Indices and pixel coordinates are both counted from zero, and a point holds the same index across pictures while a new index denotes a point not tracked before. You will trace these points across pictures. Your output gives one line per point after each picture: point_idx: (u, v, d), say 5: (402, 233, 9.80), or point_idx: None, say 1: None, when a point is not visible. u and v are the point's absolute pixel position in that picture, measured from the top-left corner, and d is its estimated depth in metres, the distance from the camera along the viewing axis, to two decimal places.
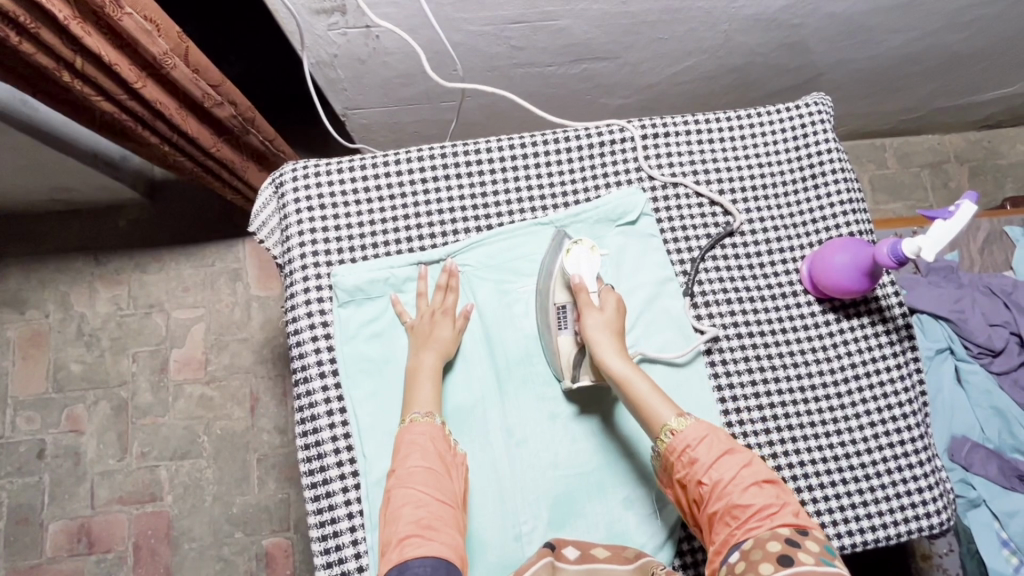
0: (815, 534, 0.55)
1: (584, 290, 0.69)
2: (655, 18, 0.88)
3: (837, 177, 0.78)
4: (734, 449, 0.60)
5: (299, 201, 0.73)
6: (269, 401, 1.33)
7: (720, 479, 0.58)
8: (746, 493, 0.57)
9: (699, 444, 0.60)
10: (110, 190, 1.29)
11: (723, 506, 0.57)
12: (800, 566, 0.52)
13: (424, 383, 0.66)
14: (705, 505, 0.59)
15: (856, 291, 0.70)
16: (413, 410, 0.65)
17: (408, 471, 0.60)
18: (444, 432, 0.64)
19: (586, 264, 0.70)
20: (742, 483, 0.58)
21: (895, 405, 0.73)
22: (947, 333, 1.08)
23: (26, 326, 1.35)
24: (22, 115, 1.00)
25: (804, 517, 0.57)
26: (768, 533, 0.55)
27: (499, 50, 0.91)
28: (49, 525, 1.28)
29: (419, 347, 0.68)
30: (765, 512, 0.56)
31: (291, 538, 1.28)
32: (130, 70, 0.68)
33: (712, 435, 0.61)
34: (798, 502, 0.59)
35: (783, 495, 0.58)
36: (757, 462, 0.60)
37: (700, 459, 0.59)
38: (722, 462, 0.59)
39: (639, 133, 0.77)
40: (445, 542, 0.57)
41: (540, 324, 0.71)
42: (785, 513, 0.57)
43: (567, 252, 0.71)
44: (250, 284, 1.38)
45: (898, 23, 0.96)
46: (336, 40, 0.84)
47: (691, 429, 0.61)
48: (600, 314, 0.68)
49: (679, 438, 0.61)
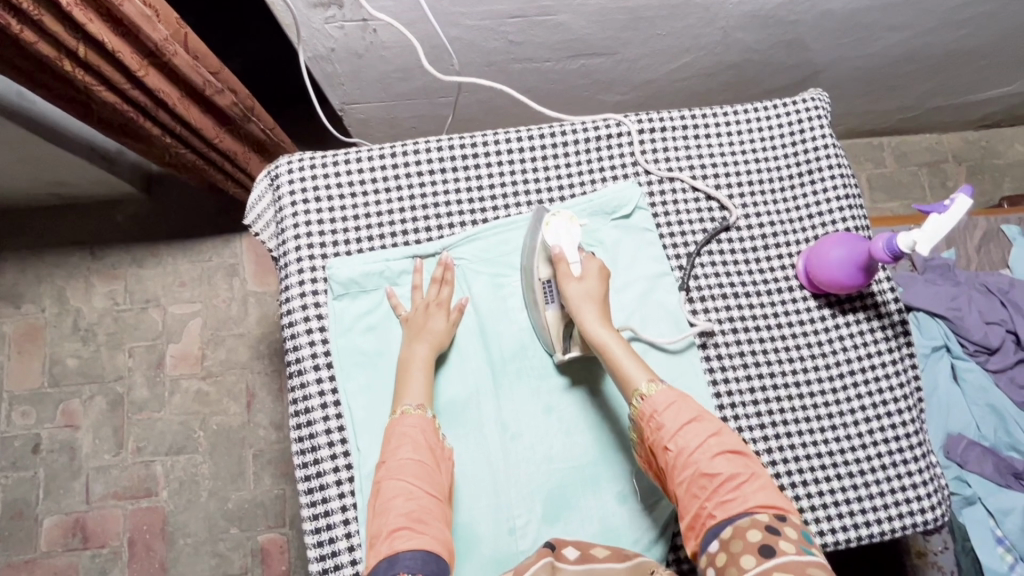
0: (792, 518, 0.55)
1: (564, 261, 0.67)
2: (652, 14, 0.88)
3: (834, 173, 0.78)
4: (703, 417, 0.60)
5: (295, 193, 0.73)
6: (265, 397, 1.33)
7: (687, 446, 0.59)
8: (712, 462, 0.58)
9: (667, 410, 0.60)
10: (108, 184, 1.29)
11: (690, 474, 0.58)
12: (780, 557, 0.51)
13: (415, 374, 0.66)
14: (672, 473, 0.59)
15: (853, 286, 0.70)
16: (405, 402, 0.65)
17: (399, 464, 0.60)
18: (434, 424, 0.64)
19: (567, 234, 0.68)
20: (709, 451, 0.58)
21: (890, 401, 0.73)
22: (943, 331, 1.08)
23: (22, 320, 1.35)
24: (18, 107, 0.99)
25: (776, 494, 0.57)
26: (744, 516, 0.55)
27: (497, 46, 0.91)
28: (44, 520, 1.28)
29: (413, 337, 0.68)
30: (734, 485, 0.57)
31: (287, 535, 1.28)
32: (132, 58, 0.68)
33: (681, 402, 0.61)
34: (768, 475, 0.59)
35: (752, 466, 0.58)
36: (726, 432, 0.60)
37: (667, 425, 0.60)
38: (688, 429, 0.59)
39: (636, 128, 0.77)
40: (435, 536, 0.57)
41: (527, 293, 0.71)
42: (753, 486, 0.57)
43: (546, 224, 0.69)
44: (247, 279, 1.37)
45: (896, 21, 0.97)
46: (334, 34, 0.84)
47: (661, 395, 0.61)
48: (582, 284, 0.67)
49: (648, 404, 0.61)
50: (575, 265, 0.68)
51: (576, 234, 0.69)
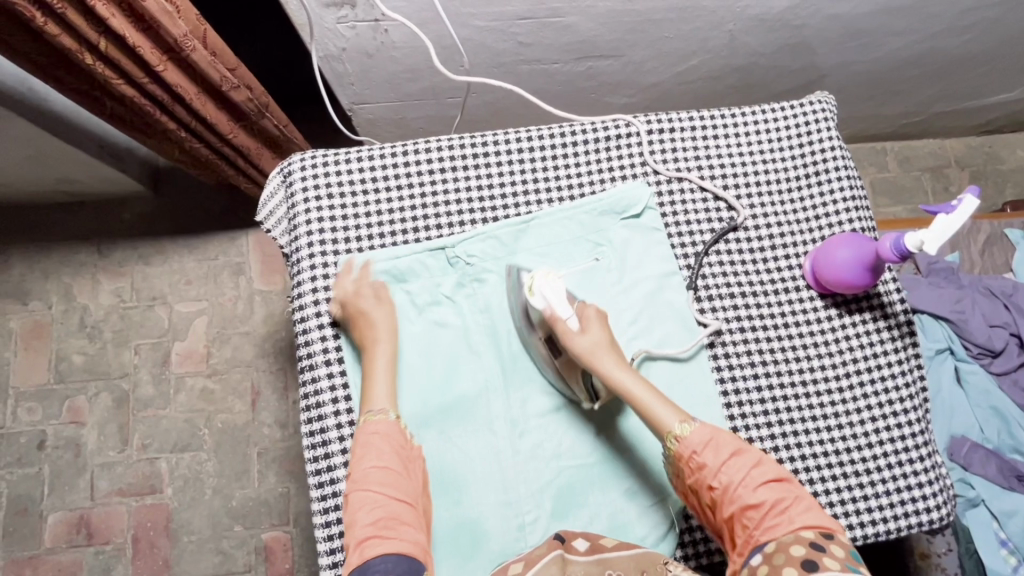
0: (839, 536, 0.55)
1: (559, 319, 0.66)
2: (660, 16, 0.89)
3: (840, 174, 0.78)
4: (742, 449, 0.61)
5: (307, 189, 0.74)
6: (270, 395, 1.33)
7: (731, 481, 0.59)
8: (757, 492, 0.58)
9: (706, 449, 0.60)
10: (116, 182, 1.30)
11: (737, 509, 0.58)
12: (825, 571, 0.51)
13: (380, 380, 0.66)
14: (720, 509, 0.59)
15: (859, 285, 0.71)
16: (369, 408, 0.65)
17: (364, 474, 0.60)
18: (398, 427, 0.64)
19: (550, 291, 0.67)
20: (752, 482, 0.58)
21: (896, 401, 0.74)
22: (947, 334, 1.09)
23: (29, 317, 1.35)
24: (30, 104, 1.00)
25: (823, 517, 0.57)
26: (791, 535, 0.55)
27: (506, 47, 0.92)
28: (48, 516, 1.28)
29: (369, 347, 0.68)
30: (779, 509, 0.57)
31: (291, 533, 1.28)
32: (152, 53, 0.69)
33: (718, 437, 0.61)
34: (812, 498, 0.59)
35: (795, 491, 0.58)
36: (766, 460, 0.60)
37: (709, 463, 0.60)
38: (730, 463, 0.59)
39: (644, 128, 0.78)
40: (406, 538, 0.57)
41: (535, 351, 0.70)
42: (799, 509, 0.57)
43: (530, 293, 0.68)
44: (253, 277, 1.38)
45: (900, 26, 0.98)
46: (345, 34, 0.85)
47: (696, 434, 0.61)
48: (587, 334, 0.66)
49: (684, 444, 0.61)
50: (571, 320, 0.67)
51: (558, 286, 0.67)
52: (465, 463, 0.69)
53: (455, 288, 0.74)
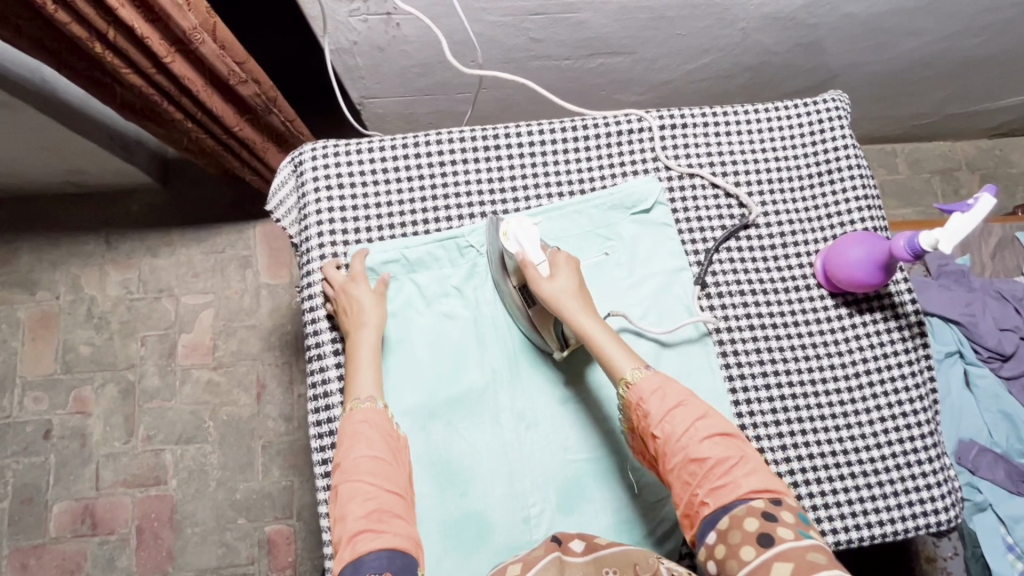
0: (787, 502, 0.55)
1: (530, 264, 0.66)
2: (673, 13, 0.88)
3: (853, 173, 0.78)
4: (689, 401, 0.60)
5: (318, 179, 0.74)
6: (275, 387, 1.33)
7: (674, 432, 0.58)
8: (701, 446, 0.57)
9: (654, 396, 0.60)
10: (124, 174, 1.30)
11: (680, 461, 0.58)
12: (780, 545, 0.50)
13: (363, 369, 0.66)
14: (664, 461, 0.59)
15: (871, 285, 0.70)
16: (355, 396, 0.64)
17: (353, 464, 0.60)
18: (385, 416, 0.63)
19: (524, 237, 0.67)
20: (696, 435, 0.58)
21: (905, 401, 0.73)
22: (957, 336, 1.08)
23: (37, 306, 1.36)
24: (41, 95, 1.01)
25: (772, 478, 0.57)
26: (739, 503, 0.54)
27: (517, 42, 0.91)
28: (53, 505, 1.29)
29: (353, 330, 0.67)
30: (724, 469, 0.56)
31: (294, 526, 1.28)
32: (160, 45, 0.69)
33: (667, 386, 0.61)
34: (759, 455, 0.58)
35: (741, 448, 0.58)
36: (714, 414, 0.60)
37: (653, 412, 0.60)
38: (675, 414, 0.59)
39: (657, 124, 0.78)
40: (398, 530, 0.57)
41: (507, 295, 0.71)
42: (743, 467, 0.56)
43: (504, 237, 0.68)
44: (259, 271, 1.38)
45: (914, 26, 0.97)
46: (357, 26, 0.85)
47: (646, 380, 0.61)
48: (554, 280, 0.66)
49: (634, 391, 0.61)
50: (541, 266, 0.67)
51: (534, 234, 0.68)
52: (472, 455, 0.69)
53: (464, 280, 0.73)
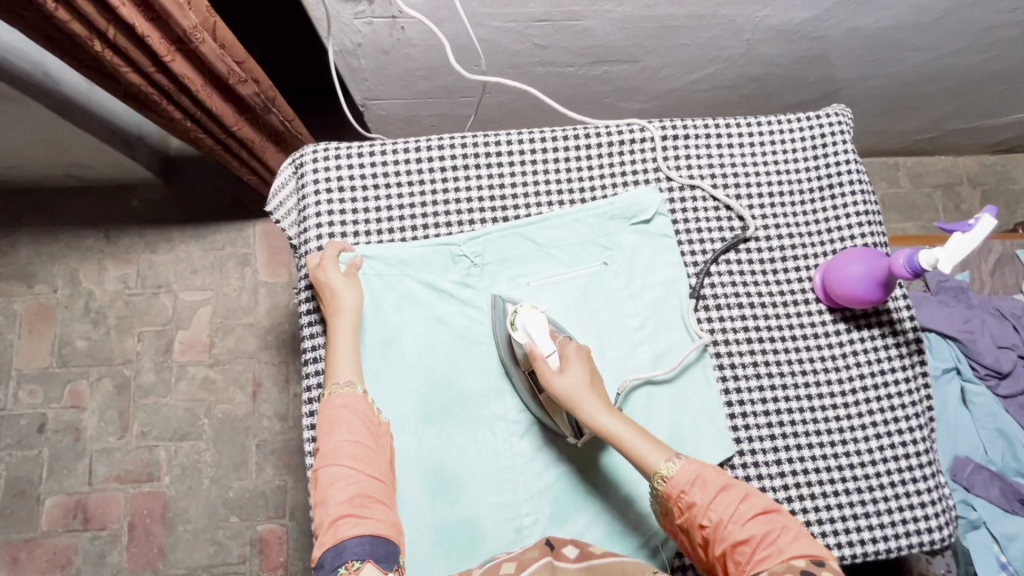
0: (832, 564, 0.53)
1: (540, 358, 0.64)
2: (679, 23, 0.88)
3: (855, 188, 0.78)
4: (729, 484, 0.59)
5: (318, 181, 0.74)
6: (271, 386, 1.33)
7: (721, 518, 0.57)
8: (747, 527, 0.56)
9: (694, 487, 0.58)
10: (126, 169, 1.30)
11: (728, 547, 0.56)
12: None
13: (343, 355, 0.65)
14: (713, 547, 0.57)
15: (870, 301, 0.70)
16: (334, 381, 0.64)
17: (334, 450, 0.59)
18: (365, 401, 0.63)
19: (533, 327, 0.65)
20: (741, 517, 0.56)
21: (902, 418, 0.73)
22: (954, 353, 1.08)
23: (34, 300, 1.35)
24: (43, 89, 1.01)
25: (814, 544, 0.55)
26: (782, 565, 0.53)
27: (522, 48, 0.91)
28: (46, 499, 1.28)
29: (332, 317, 0.68)
30: (770, 540, 0.55)
31: (286, 526, 1.28)
32: (160, 43, 0.69)
33: (704, 474, 0.59)
34: (805, 529, 0.56)
35: (784, 521, 0.56)
36: (754, 493, 0.58)
37: (697, 502, 0.58)
38: (719, 499, 0.58)
39: (659, 134, 0.77)
40: (379, 516, 0.57)
41: (524, 390, 0.69)
42: (789, 541, 0.54)
43: (513, 328, 0.67)
44: (258, 269, 1.38)
45: (919, 42, 0.97)
46: (362, 29, 0.85)
47: (683, 473, 0.59)
48: (566, 375, 0.64)
49: (673, 485, 0.59)
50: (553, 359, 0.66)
51: (541, 321, 0.66)
52: (466, 462, 0.68)
53: (461, 286, 0.73)
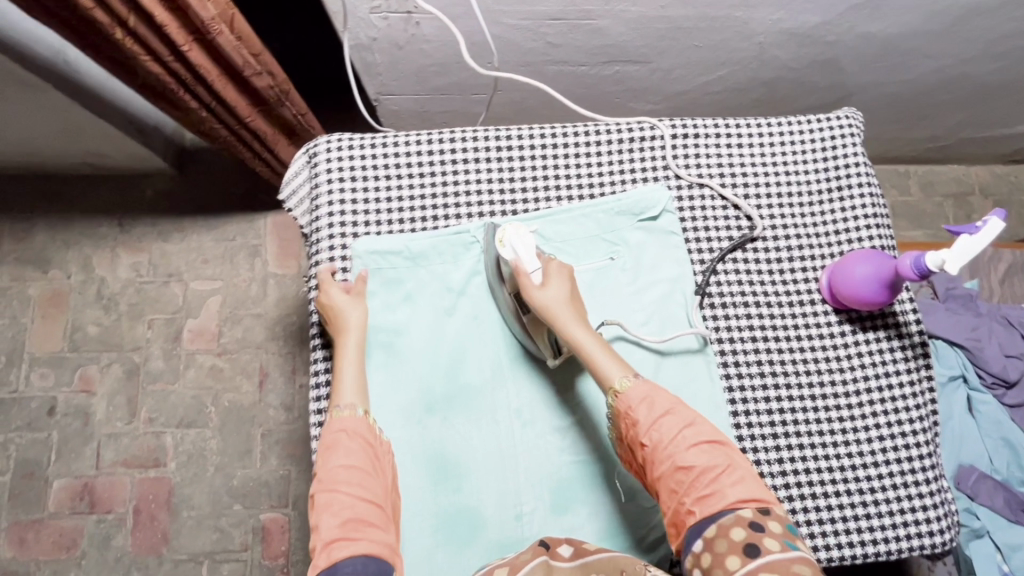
0: (775, 511, 0.55)
1: (524, 272, 0.67)
2: (692, 25, 0.89)
3: (863, 191, 0.78)
4: (676, 409, 0.60)
5: (331, 170, 0.75)
6: (278, 376, 1.34)
7: (661, 439, 0.59)
8: (688, 454, 0.57)
9: (643, 404, 0.60)
10: (142, 158, 1.32)
11: (667, 468, 0.58)
12: (766, 557, 0.50)
13: (347, 376, 0.65)
14: (653, 468, 0.59)
15: (876, 303, 0.70)
16: (337, 403, 0.64)
17: (331, 474, 0.59)
18: (366, 423, 0.63)
19: (519, 243, 0.68)
20: (683, 442, 0.58)
21: (905, 420, 0.73)
22: (962, 361, 1.07)
23: (48, 284, 1.38)
24: (64, 77, 1.03)
25: (758, 487, 0.56)
26: (726, 510, 0.54)
27: (535, 46, 0.92)
28: (53, 481, 1.30)
29: (338, 337, 0.68)
30: (712, 475, 0.56)
31: (288, 515, 1.29)
32: (179, 33, 0.70)
33: (656, 395, 0.61)
34: (747, 464, 0.58)
35: (729, 457, 0.58)
36: (701, 421, 0.60)
37: (641, 420, 0.60)
38: (662, 422, 0.59)
39: (669, 132, 0.78)
40: (373, 537, 0.57)
41: (503, 304, 0.71)
42: (729, 475, 0.56)
43: (501, 242, 0.69)
44: (268, 260, 1.40)
45: (933, 49, 0.97)
46: (377, 24, 0.86)
47: (634, 390, 0.61)
48: (546, 289, 0.66)
49: (623, 400, 0.61)
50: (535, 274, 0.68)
51: (528, 240, 0.69)
52: (470, 451, 0.69)
53: (469, 276, 0.74)
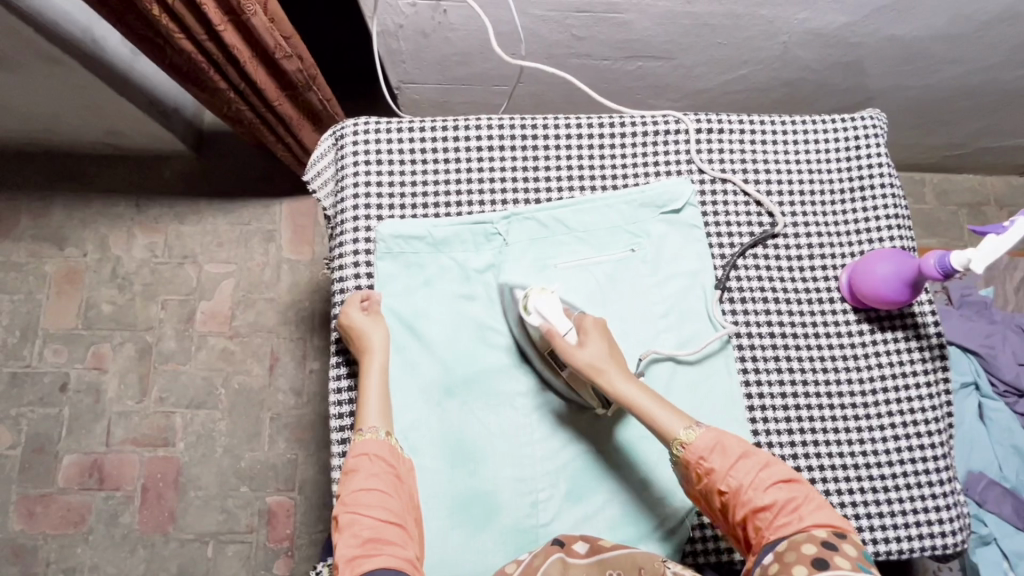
0: (852, 536, 0.54)
1: (558, 335, 0.66)
2: (717, 22, 0.89)
3: (886, 191, 0.78)
4: (749, 451, 0.59)
5: (357, 152, 0.76)
6: (288, 361, 1.35)
7: (740, 483, 0.58)
8: (767, 493, 0.57)
9: (716, 451, 0.59)
10: (161, 139, 1.33)
11: (748, 512, 0.57)
12: (836, 570, 0.50)
13: (371, 400, 0.66)
14: (734, 513, 0.58)
15: (895, 301, 0.70)
16: (360, 427, 0.64)
17: (353, 496, 0.59)
18: (387, 446, 0.63)
19: (545, 305, 0.67)
20: (761, 483, 0.57)
21: (921, 422, 0.73)
22: (975, 367, 1.07)
23: (63, 262, 1.39)
24: (91, 55, 1.04)
25: (835, 515, 0.56)
26: (803, 534, 0.54)
27: (560, 38, 0.93)
28: (64, 457, 1.31)
29: (363, 357, 0.68)
30: (791, 508, 0.56)
31: (295, 499, 1.30)
32: (215, 12, 0.71)
33: (723, 440, 0.60)
34: (823, 497, 0.58)
35: (805, 491, 0.57)
36: (773, 461, 0.59)
37: (717, 467, 0.59)
38: (738, 465, 0.58)
39: (694, 126, 0.78)
40: (396, 555, 0.56)
41: (545, 371, 0.70)
42: (808, 508, 0.56)
43: (527, 312, 0.67)
44: (283, 245, 1.40)
45: (957, 54, 0.97)
46: (405, 10, 0.87)
47: (701, 439, 0.60)
48: (585, 347, 0.66)
49: (691, 450, 0.60)
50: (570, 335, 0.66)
51: (553, 300, 0.67)
52: (487, 436, 0.70)
53: (490, 262, 0.74)
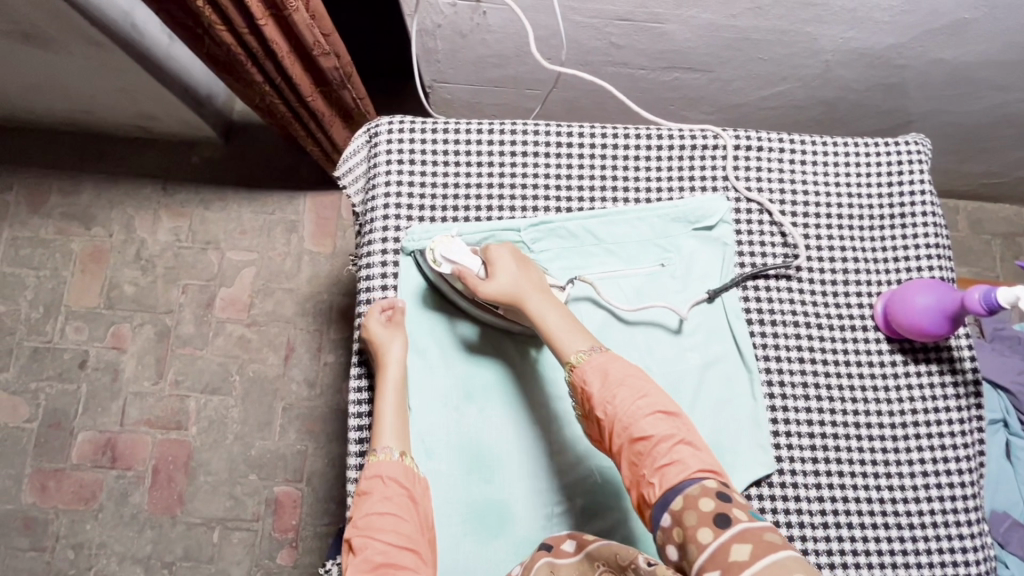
0: (731, 481, 0.53)
1: (467, 274, 0.66)
2: (760, 37, 0.87)
3: (927, 219, 0.76)
4: (631, 378, 0.58)
5: (391, 150, 0.76)
6: (303, 352, 1.35)
7: (617, 411, 0.56)
8: (644, 424, 0.55)
9: (598, 377, 0.58)
10: (192, 125, 1.34)
11: (626, 442, 0.55)
12: (737, 526, 0.48)
13: (387, 419, 0.65)
14: (611, 441, 0.57)
15: (932, 334, 0.68)
16: (376, 447, 0.63)
17: (366, 520, 0.57)
18: (402, 467, 0.61)
19: (452, 252, 0.67)
20: (638, 413, 0.55)
21: (951, 459, 0.71)
22: (1004, 404, 1.04)
23: (89, 241, 1.40)
24: (130, 39, 1.06)
25: (713, 456, 0.55)
26: (687, 479, 0.52)
27: (598, 45, 0.92)
28: (78, 433, 1.33)
29: (381, 373, 0.67)
30: (670, 445, 0.54)
31: (301, 490, 1.30)
32: (258, 6, 0.71)
33: (609, 366, 0.59)
34: (700, 433, 0.57)
35: (682, 426, 0.56)
36: (655, 390, 0.58)
37: (596, 393, 0.58)
38: (618, 394, 0.57)
39: (732, 142, 0.77)
40: None
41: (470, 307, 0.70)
42: (685, 443, 0.54)
43: (436, 263, 0.68)
44: (304, 237, 1.41)
45: (1005, 81, 0.94)
46: (445, 10, 0.86)
47: (590, 362, 0.59)
48: (489, 277, 0.66)
49: (580, 372, 0.60)
50: (479, 271, 0.67)
51: (459, 246, 0.68)
52: (504, 444, 0.69)
53: None
